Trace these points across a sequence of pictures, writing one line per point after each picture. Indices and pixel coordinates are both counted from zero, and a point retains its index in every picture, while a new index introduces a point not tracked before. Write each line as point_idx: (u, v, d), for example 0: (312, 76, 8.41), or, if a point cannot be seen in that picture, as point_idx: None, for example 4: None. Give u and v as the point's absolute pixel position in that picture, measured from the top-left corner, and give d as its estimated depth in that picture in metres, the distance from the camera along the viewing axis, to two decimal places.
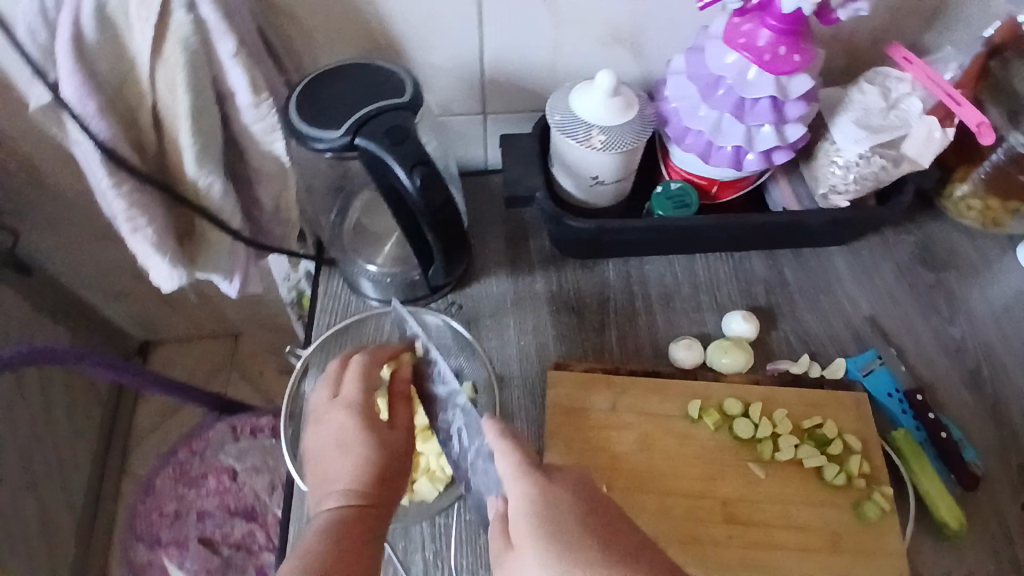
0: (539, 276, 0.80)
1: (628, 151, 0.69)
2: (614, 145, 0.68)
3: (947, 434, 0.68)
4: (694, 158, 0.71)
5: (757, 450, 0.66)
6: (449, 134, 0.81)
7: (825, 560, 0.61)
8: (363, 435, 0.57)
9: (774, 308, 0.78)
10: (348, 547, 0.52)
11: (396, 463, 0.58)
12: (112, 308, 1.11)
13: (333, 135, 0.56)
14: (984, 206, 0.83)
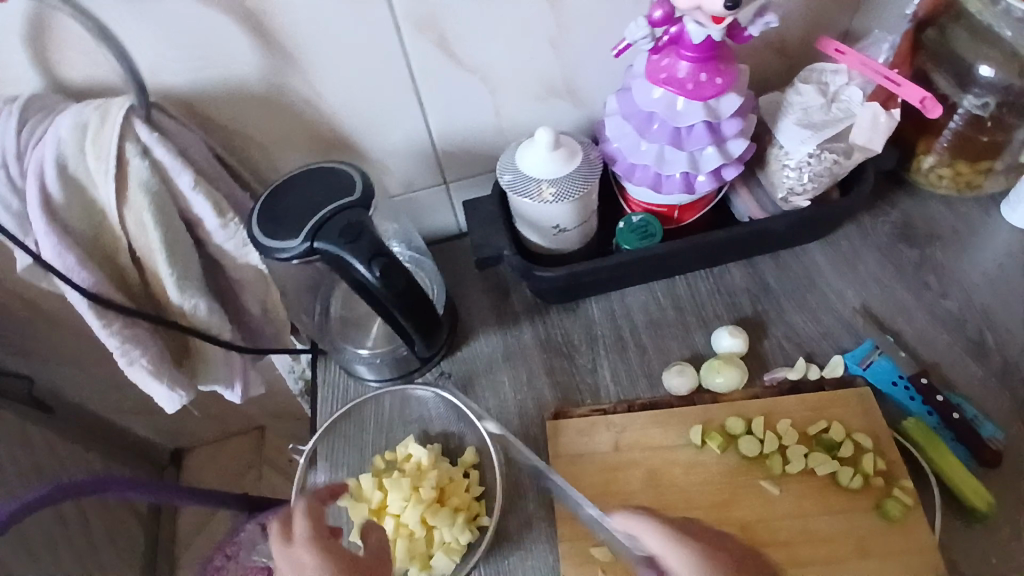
0: (526, 327, 0.81)
1: (580, 198, 0.71)
2: (566, 194, 0.70)
3: (959, 415, 0.66)
4: (647, 189, 0.73)
5: (767, 467, 0.66)
6: (417, 208, 0.84)
7: (853, 568, 0.60)
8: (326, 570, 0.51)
9: (761, 316, 0.78)
10: None
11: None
12: (139, 425, 1.16)
13: (293, 244, 0.58)
14: (955, 171, 0.83)
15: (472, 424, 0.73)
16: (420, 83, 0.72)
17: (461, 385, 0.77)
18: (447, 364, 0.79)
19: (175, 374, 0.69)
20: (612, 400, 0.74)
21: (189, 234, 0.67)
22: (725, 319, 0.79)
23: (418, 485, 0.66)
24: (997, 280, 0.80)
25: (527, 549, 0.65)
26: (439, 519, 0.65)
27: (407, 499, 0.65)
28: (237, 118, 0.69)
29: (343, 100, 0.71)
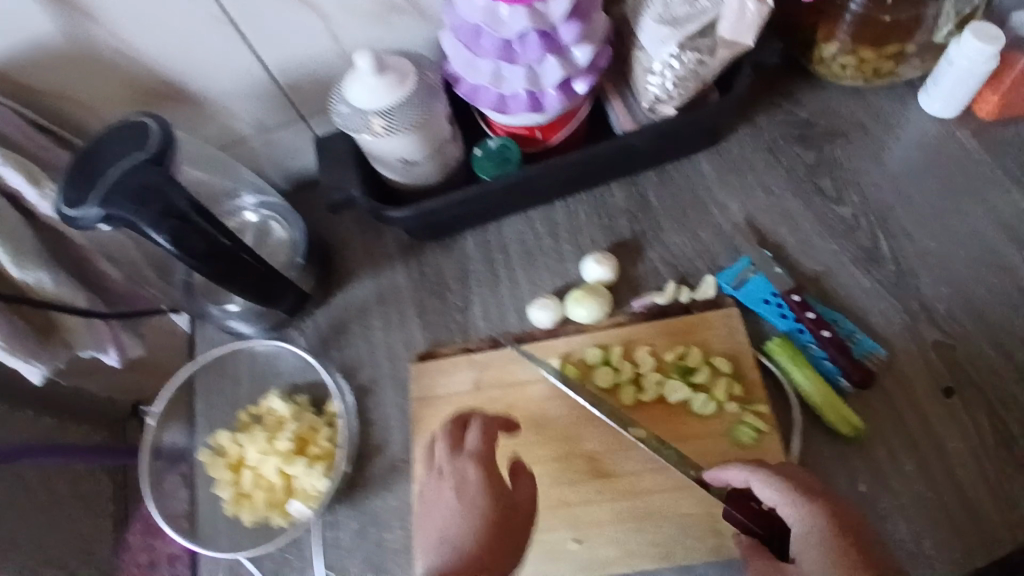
0: (399, 267, 0.78)
1: (419, 127, 0.64)
2: (399, 125, 0.63)
3: (831, 332, 0.61)
4: (494, 114, 0.66)
5: (620, 397, 0.63)
6: (277, 150, 0.81)
7: (701, 495, 0.58)
8: (480, 490, 0.51)
9: (639, 238, 0.74)
10: None
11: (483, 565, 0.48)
12: None
13: (87, 208, 0.55)
14: (858, 60, 0.73)
15: (329, 375, 0.72)
16: (237, 17, 0.66)
17: (334, 333, 0.76)
18: (320, 312, 0.77)
19: (34, 349, 0.68)
20: (482, 338, 0.71)
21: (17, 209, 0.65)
22: (602, 245, 0.74)
23: (275, 438, 0.68)
24: (902, 179, 0.72)
25: (387, 492, 0.66)
26: (295, 468, 0.67)
27: (264, 450, 0.68)
28: (53, 80, 0.65)
29: (163, 51, 0.66)
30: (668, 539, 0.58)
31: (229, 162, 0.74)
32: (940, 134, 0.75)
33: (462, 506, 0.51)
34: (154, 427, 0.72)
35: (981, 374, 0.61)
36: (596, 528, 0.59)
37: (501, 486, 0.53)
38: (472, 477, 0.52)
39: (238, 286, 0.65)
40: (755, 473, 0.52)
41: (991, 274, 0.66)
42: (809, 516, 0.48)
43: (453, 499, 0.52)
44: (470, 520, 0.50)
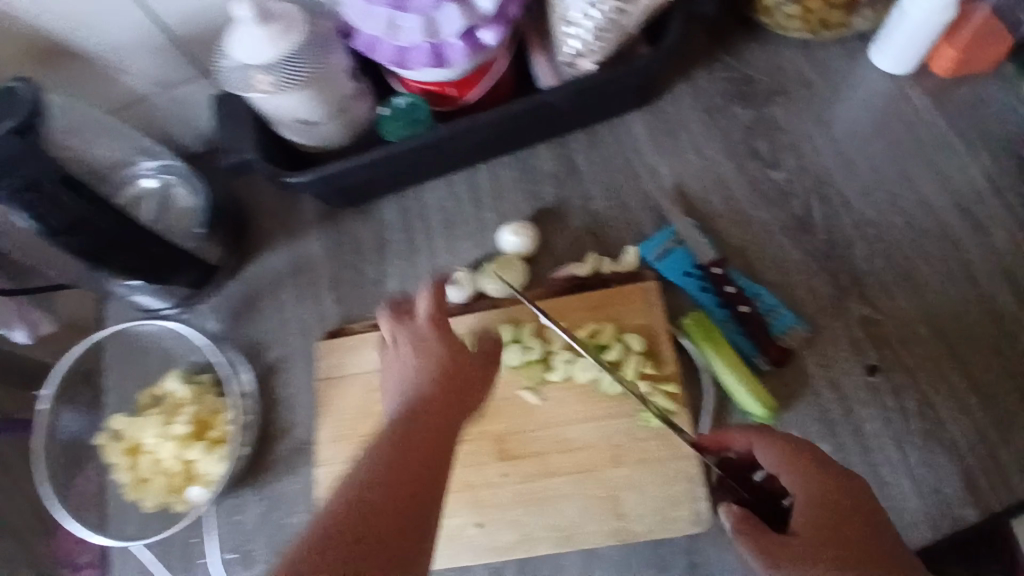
0: (312, 236, 0.73)
1: (305, 85, 0.59)
2: (283, 82, 0.58)
3: (749, 307, 0.58)
4: (396, 68, 0.61)
5: (530, 376, 0.60)
6: (177, 108, 0.75)
7: (607, 477, 0.56)
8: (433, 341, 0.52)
9: (564, 205, 0.69)
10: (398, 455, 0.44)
11: (442, 400, 0.49)
12: None
13: None
14: (803, 9, 0.67)
15: (230, 356, 0.69)
16: None
17: (244, 307, 0.72)
18: (231, 285, 0.73)
19: None
20: None
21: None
22: (525, 214, 0.70)
23: (171, 422, 0.65)
24: (846, 140, 0.67)
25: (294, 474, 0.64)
26: (194, 452, 0.64)
27: (160, 435, 0.65)
28: None
29: (41, 4, 0.59)
30: (570, 524, 0.56)
31: (124, 128, 0.70)
32: (891, 90, 0.68)
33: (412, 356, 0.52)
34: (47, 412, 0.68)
35: (909, 353, 0.57)
36: (498, 511, 0.57)
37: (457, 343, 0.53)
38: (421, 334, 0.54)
39: (121, 262, 0.60)
40: (760, 436, 0.48)
41: (933, 246, 0.61)
42: (814, 486, 0.45)
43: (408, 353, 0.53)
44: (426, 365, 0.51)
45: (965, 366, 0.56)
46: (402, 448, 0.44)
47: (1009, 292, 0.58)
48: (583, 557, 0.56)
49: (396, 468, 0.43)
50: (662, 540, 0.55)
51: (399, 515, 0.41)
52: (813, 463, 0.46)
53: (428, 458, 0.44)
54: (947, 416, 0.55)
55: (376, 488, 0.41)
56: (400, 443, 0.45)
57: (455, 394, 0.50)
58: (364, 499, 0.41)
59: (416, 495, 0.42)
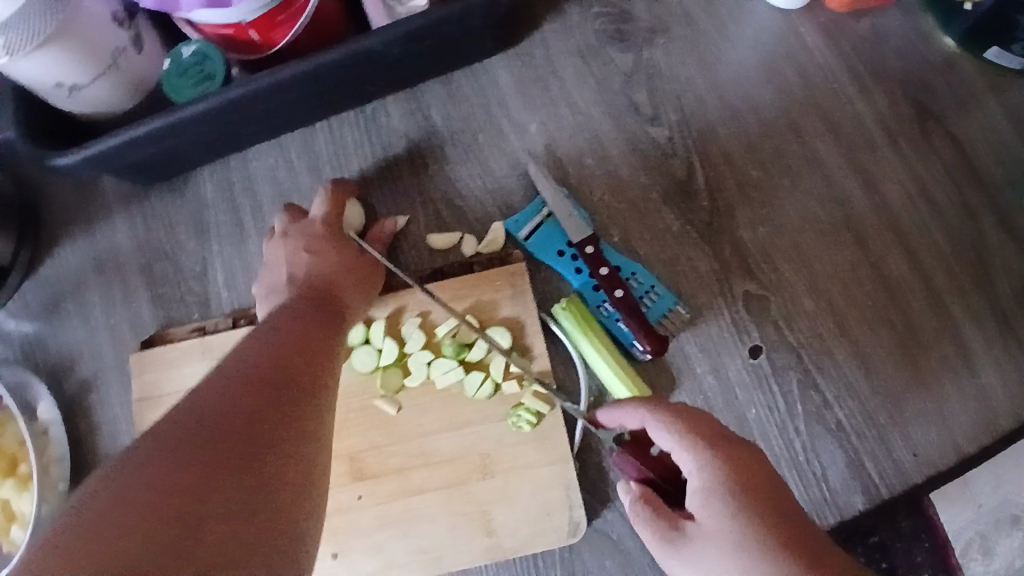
0: (119, 223, 0.60)
1: (48, 40, 0.45)
2: (15, 41, 0.44)
3: (623, 292, 0.51)
4: (168, 8, 0.48)
5: (384, 383, 0.52)
6: None
7: (475, 492, 0.50)
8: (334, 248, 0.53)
9: (419, 174, 0.59)
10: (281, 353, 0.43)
11: (318, 325, 0.47)
12: None
13: None
14: None
15: (34, 383, 0.57)
16: None
17: (45, 312, 0.59)
18: (26, 286, 0.60)
19: None
20: (225, 313, 0.57)
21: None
22: (373, 185, 0.59)
23: None
24: (732, 85, 0.60)
25: None
26: (4, 490, 0.54)
27: None
28: None
29: None
30: (436, 547, 0.50)
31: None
32: (780, 28, 0.61)
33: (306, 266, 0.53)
34: None
35: (794, 329, 0.53)
36: (355, 539, 0.51)
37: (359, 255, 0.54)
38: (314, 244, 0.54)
39: None
40: (655, 413, 0.42)
41: (819, 207, 0.56)
42: (711, 464, 0.40)
43: (302, 266, 0.53)
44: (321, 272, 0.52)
45: (851, 340, 0.53)
46: (263, 369, 0.40)
47: (898, 255, 0.54)
48: None
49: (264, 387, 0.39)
50: (536, 552, 0.51)
51: (283, 424, 0.37)
52: (712, 438, 0.41)
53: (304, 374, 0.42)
54: (833, 394, 0.52)
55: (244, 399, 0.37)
56: (261, 365, 0.40)
57: (332, 320, 0.49)
58: (226, 410, 0.36)
59: (294, 407, 0.39)
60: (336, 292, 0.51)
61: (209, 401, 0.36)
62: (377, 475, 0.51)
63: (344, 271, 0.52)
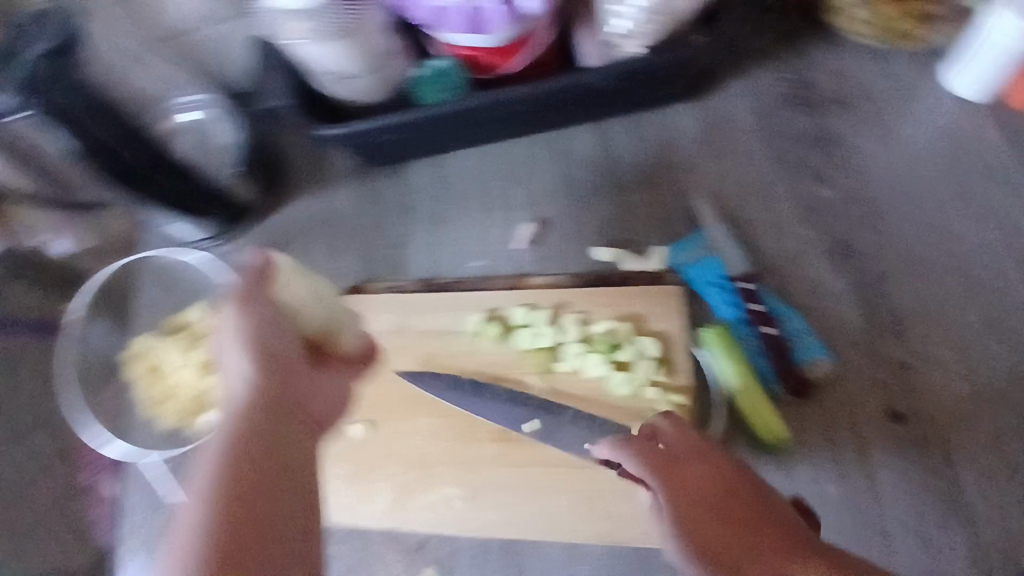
0: (344, 190, 0.72)
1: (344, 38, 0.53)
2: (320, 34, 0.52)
3: (775, 329, 0.57)
4: (429, 26, 0.58)
5: (539, 362, 0.60)
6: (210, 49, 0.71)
7: (601, 478, 0.56)
8: (259, 301, 0.47)
9: (596, 191, 0.67)
10: (257, 420, 0.40)
11: (293, 373, 0.46)
12: None
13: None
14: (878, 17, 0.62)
15: None
16: None
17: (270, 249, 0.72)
18: (259, 227, 0.73)
19: None
20: (414, 278, 0.68)
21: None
22: (555, 196, 0.68)
23: (192, 348, 0.66)
24: (903, 162, 0.63)
25: None
26: (207, 382, 0.65)
27: (183, 360, 0.66)
28: None
29: None
30: (558, 518, 0.56)
31: (146, 58, 0.69)
32: (962, 117, 0.64)
33: (264, 322, 0.47)
34: (77, 319, 0.70)
35: (931, 403, 0.56)
36: (488, 490, 0.58)
37: (269, 306, 0.48)
38: (262, 302, 0.47)
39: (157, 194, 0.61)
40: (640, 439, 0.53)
41: (974, 293, 0.58)
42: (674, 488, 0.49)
43: (251, 320, 0.46)
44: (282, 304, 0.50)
45: (988, 424, 0.55)
46: (250, 448, 0.38)
47: None
48: (565, 549, 0.57)
49: (276, 415, 0.42)
50: (648, 546, 0.56)
51: (280, 509, 0.36)
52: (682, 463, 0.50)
53: (302, 401, 0.46)
54: (964, 475, 0.54)
55: (264, 437, 0.40)
56: (248, 445, 0.38)
57: (297, 373, 0.47)
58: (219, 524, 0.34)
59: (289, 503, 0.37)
60: (279, 368, 0.45)
61: (205, 522, 0.34)
62: (519, 441, 0.58)
63: (271, 338, 0.47)
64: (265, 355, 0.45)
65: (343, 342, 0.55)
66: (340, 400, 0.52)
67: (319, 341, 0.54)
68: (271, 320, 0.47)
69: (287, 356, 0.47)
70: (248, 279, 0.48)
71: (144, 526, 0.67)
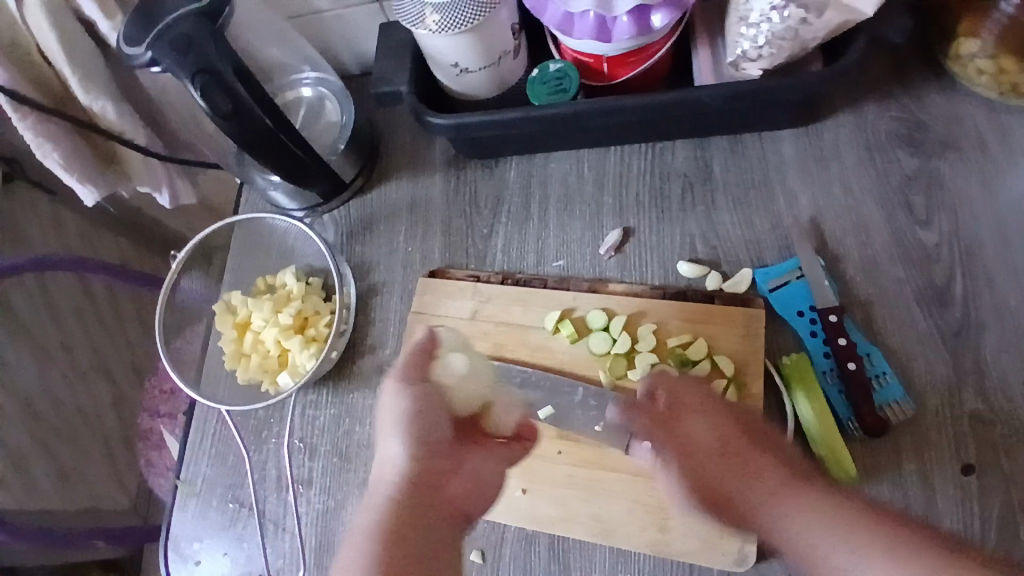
0: (438, 178, 0.75)
1: (469, 32, 0.58)
2: (449, 26, 0.57)
3: (856, 366, 0.55)
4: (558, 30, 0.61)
5: (610, 367, 0.61)
6: (335, 31, 0.75)
7: (658, 489, 0.56)
8: (419, 395, 0.53)
9: (686, 208, 0.67)
10: (400, 518, 0.47)
11: (443, 462, 0.52)
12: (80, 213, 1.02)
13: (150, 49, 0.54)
14: (998, 68, 0.60)
15: (345, 270, 0.73)
16: None
17: (360, 228, 0.75)
18: (352, 203, 0.76)
19: (90, 172, 0.70)
20: (494, 270, 0.70)
21: (96, 40, 0.64)
22: (644, 207, 0.68)
23: (279, 309, 0.69)
24: (1013, 216, 0.61)
25: (368, 388, 0.68)
26: (292, 343, 0.68)
27: (268, 319, 0.69)
28: None
29: None
30: (609, 521, 0.57)
31: None
32: None
33: (422, 417, 0.52)
34: (176, 269, 0.75)
35: (1011, 462, 0.54)
36: (546, 484, 0.59)
37: (428, 399, 0.53)
38: (419, 384, 0.53)
39: (272, 166, 0.64)
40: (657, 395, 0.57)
41: None
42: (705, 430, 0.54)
43: (408, 413, 0.52)
44: (438, 382, 0.55)
45: None
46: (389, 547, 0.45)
47: None
48: (612, 556, 0.57)
49: (415, 505, 0.48)
50: (697, 565, 0.55)
51: None
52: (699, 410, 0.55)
53: (448, 491, 0.52)
54: None
55: (403, 526, 0.47)
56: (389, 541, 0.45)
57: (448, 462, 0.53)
58: None
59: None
60: (429, 461, 0.51)
61: None
62: (582, 442, 0.59)
63: (426, 429, 0.52)
64: (416, 444, 0.51)
65: (496, 415, 0.59)
66: (489, 482, 0.55)
67: (476, 414, 0.58)
68: (430, 413, 0.53)
69: (436, 444, 0.52)
70: (411, 358, 0.54)
71: (205, 471, 0.69)
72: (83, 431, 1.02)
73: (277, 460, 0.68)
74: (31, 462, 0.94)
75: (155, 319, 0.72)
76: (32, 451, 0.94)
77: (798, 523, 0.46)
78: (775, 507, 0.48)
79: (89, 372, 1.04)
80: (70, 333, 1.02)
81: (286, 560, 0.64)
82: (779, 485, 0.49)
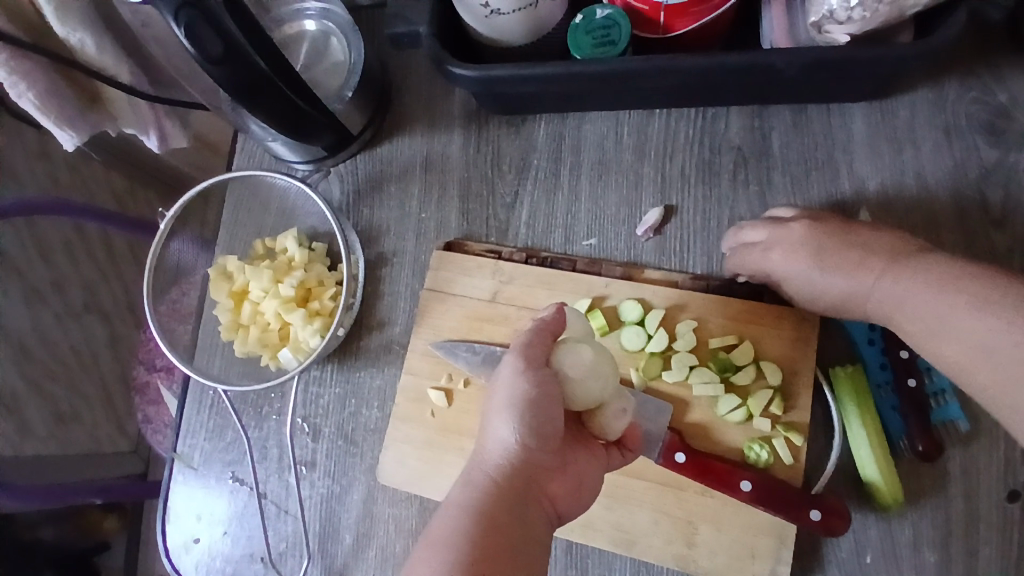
0: (456, 135, 0.67)
1: None
2: None
3: (917, 383, 0.51)
4: None
5: (643, 365, 0.56)
6: None
7: (687, 501, 0.53)
8: (545, 386, 0.43)
9: (736, 188, 0.60)
10: (491, 519, 0.41)
11: (551, 462, 0.44)
12: None
13: None
14: None
15: (351, 236, 0.66)
16: None
17: (368, 187, 0.68)
18: (361, 158, 0.68)
19: (70, 115, 0.62)
20: (517, 246, 0.63)
21: None
22: (689, 185, 0.61)
23: (280, 280, 0.63)
24: None
25: (376, 368, 0.63)
26: (293, 317, 0.62)
27: (268, 290, 0.63)
28: None
29: None
30: (633, 532, 0.53)
31: None
32: None
33: (537, 415, 0.42)
34: (164, 232, 0.67)
35: None
36: None
37: (558, 384, 0.44)
38: (536, 370, 0.44)
39: (265, 115, 0.56)
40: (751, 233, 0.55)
41: None
42: (798, 255, 0.51)
43: (527, 402, 0.42)
44: (559, 371, 0.44)
45: None
46: (493, 531, 0.40)
47: None
48: (634, 565, 0.54)
49: (513, 502, 0.42)
50: None
51: None
52: (795, 244, 0.51)
53: (548, 491, 0.44)
54: None
55: (499, 528, 0.40)
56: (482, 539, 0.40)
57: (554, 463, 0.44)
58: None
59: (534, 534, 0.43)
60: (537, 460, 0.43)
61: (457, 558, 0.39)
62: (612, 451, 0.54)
63: (542, 422, 0.43)
64: (530, 435, 0.42)
65: (608, 419, 0.47)
66: (590, 487, 0.47)
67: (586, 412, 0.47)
68: (549, 413, 0.43)
69: (551, 439, 0.43)
70: (530, 338, 0.45)
71: (202, 445, 0.65)
72: (80, 374, 0.94)
73: (279, 439, 0.63)
74: (25, 408, 0.87)
75: (145, 283, 0.65)
76: (25, 396, 0.87)
77: (901, 294, 0.46)
78: (883, 289, 0.47)
79: (84, 313, 0.95)
80: (61, 273, 0.92)
81: (288, 543, 0.61)
82: (877, 267, 0.47)
